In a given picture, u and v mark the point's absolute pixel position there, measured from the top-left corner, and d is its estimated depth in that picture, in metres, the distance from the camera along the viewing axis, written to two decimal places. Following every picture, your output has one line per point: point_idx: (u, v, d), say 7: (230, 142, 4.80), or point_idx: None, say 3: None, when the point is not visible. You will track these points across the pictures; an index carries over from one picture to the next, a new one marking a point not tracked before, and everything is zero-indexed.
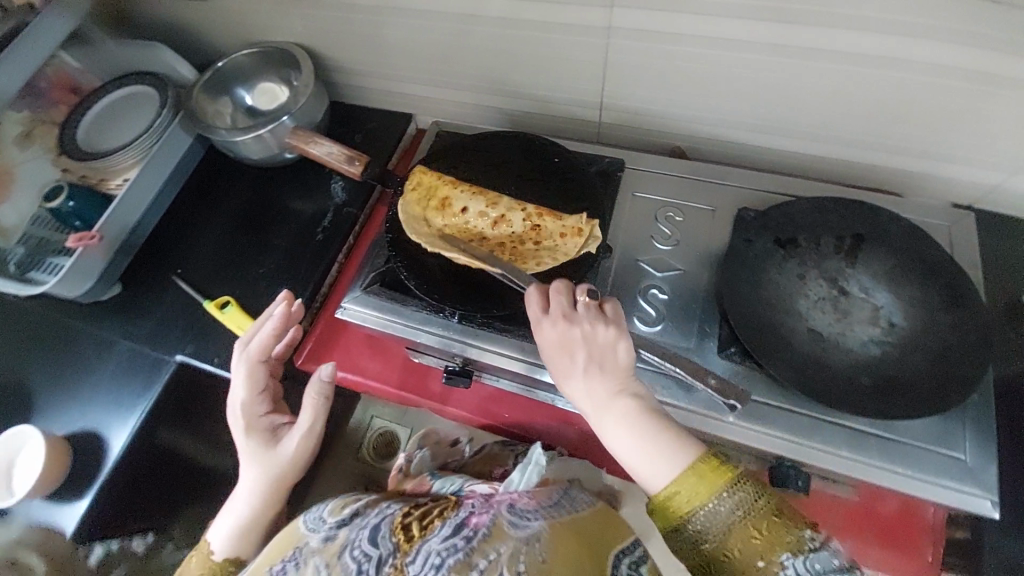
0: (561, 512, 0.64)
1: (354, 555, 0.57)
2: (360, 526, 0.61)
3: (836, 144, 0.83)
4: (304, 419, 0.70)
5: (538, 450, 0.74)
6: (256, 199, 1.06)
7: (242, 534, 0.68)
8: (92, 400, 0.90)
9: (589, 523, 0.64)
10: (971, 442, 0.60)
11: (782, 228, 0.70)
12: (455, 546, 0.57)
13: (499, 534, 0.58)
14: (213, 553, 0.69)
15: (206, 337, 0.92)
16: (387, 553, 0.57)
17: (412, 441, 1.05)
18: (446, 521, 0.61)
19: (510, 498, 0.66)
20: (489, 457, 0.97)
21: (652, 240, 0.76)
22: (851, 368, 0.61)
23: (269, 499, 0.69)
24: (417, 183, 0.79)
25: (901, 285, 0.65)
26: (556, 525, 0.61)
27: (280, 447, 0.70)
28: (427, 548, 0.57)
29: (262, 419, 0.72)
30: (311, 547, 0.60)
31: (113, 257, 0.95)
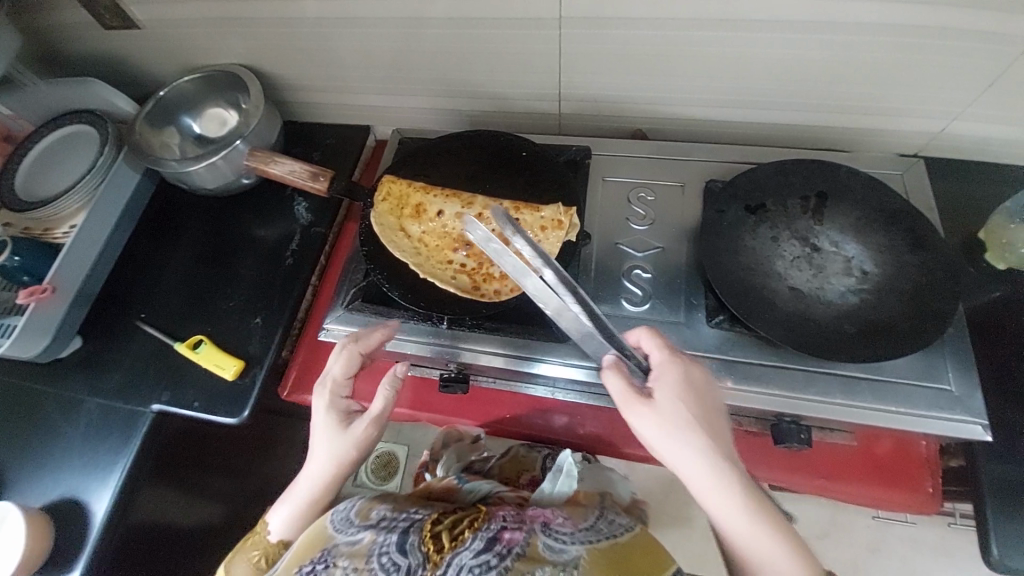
0: (600, 535, 0.64)
1: (382, 561, 0.55)
2: (389, 528, 0.59)
3: (785, 110, 0.88)
4: (374, 404, 0.62)
5: (570, 461, 0.79)
6: (219, 230, 1.02)
7: (301, 518, 0.64)
8: (64, 465, 0.84)
9: (634, 547, 0.62)
10: (954, 372, 0.63)
11: (750, 195, 0.72)
12: (488, 563, 0.55)
13: (535, 557, 0.58)
14: (270, 533, 0.65)
15: (183, 380, 0.88)
16: (417, 564, 0.55)
17: (436, 435, 0.96)
18: (477, 533, 0.59)
19: (544, 518, 0.65)
20: (516, 460, 0.94)
21: (628, 221, 0.77)
22: (835, 319, 0.63)
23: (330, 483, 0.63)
24: (388, 192, 0.76)
25: (868, 235, 0.68)
26: (595, 551, 0.59)
27: (349, 433, 0.62)
28: (459, 562, 0.55)
29: (342, 400, 0.65)
30: (339, 549, 0.57)
31: (69, 309, 0.90)
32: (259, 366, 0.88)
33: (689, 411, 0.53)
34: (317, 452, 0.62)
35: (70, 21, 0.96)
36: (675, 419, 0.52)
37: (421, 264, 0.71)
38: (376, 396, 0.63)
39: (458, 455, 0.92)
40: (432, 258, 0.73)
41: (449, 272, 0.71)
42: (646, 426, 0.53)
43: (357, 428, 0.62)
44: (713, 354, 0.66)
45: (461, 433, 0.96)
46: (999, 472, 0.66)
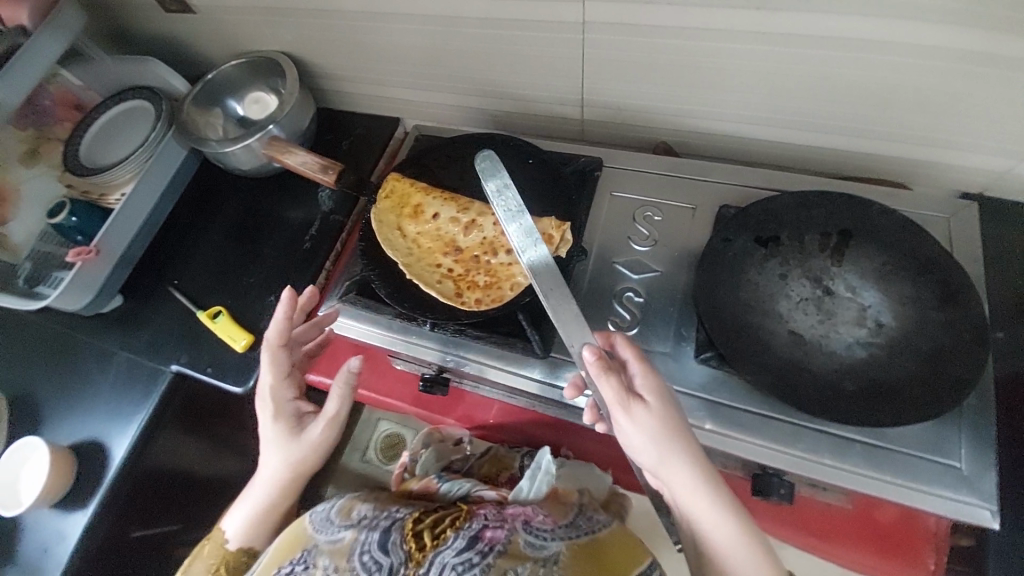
0: (578, 531, 0.66)
1: (364, 560, 0.60)
2: (370, 527, 0.63)
3: (825, 133, 0.80)
4: (329, 409, 0.67)
5: (548, 458, 0.78)
6: (248, 209, 1.08)
7: (253, 523, 0.69)
8: (95, 410, 0.94)
9: (610, 544, 0.65)
10: (967, 449, 0.56)
11: (762, 226, 0.66)
12: (471, 561, 0.59)
13: (516, 554, 0.61)
14: (227, 542, 0.69)
15: (199, 346, 0.95)
16: (398, 563, 0.59)
17: (416, 437, 0.95)
18: (459, 531, 0.62)
19: (524, 514, 0.66)
20: (496, 459, 0.91)
21: (630, 241, 0.74)
22: (836, 374, 0.58)
23: (287, 487, 0.68)
24: (390, 190, 0.77)
25: (892, 284, 0.61)
26: (574, 546, 0.64)
27: (303, 437, 0.67)
28: (441, 561, 0.59)
29: (289, 404, 0.70)
30: (320, 548, 0.62)
31: (114, 270, 0.99)
32: None
33: (666, 417, 0.55)
34: (270, 455, 0.68)
35: (134, 2, 1.03)
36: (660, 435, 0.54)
37: (412, 265, 0.72)
38: (329, 400, 0.68)
39: (439, 455, 0.90)
40: (422, 261, 0.73)
41: (437, 276, 0.71)
42: (641, 427, 0.54)
43: (312, 431, 0.67)
44: (697, 393, 0.63)
45: (444, 435, 0.94)
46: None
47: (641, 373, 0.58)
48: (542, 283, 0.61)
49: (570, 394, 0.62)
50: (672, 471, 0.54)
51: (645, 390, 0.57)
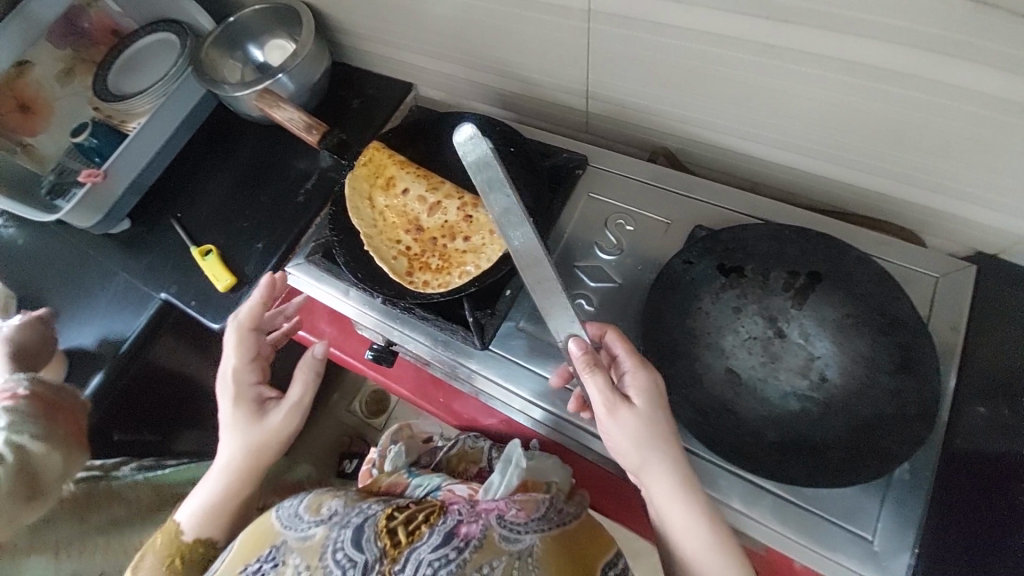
0: (550, 524, 0.62)
1: (338, 558, 0.55)
2: (342, 523, 0.58)
3: (836, 164, 0.74)
4: (291, 396, 0.68)
5: (517, 450, 0.74)
6: (254, 153, 1.10)
7: (210, 511, 0.68)
8: (93, 317, 1.01)
9: (580, 532, 0.63)
10: (885, 523, 0.53)
11: (729, 253, 0.63)
12: (447, 557, 0.55)
13: (493, 548, 0.56)
14: (184, 533, 0.68)
15: (188, 279, 1.00)
16: (373, 560, 0.55)
17: (384, 435, 0.91)
18: (434, 527, 0.58)
19: (498, 509, 0.62)
20: (462, 453, 0.85)
21: (595, 246, 0.71)
22: (761, 421, 0.56)
23: (245, 473, 0.68)
24: (369, 159, 0.77)
25: (849, 338, 0.57)
26: (548, 538, 0.60)
27: (263, 421, 0.68)
28: (417, 557, 0.55)
29: (250, 389, 0.69)
30: (289, 545, 0.57)
31: (122, 195, 1.03)
32: (249, 286, 0.97)
33: (648, 435, 0.53)
34: (229, 439, 0.68)
35: None
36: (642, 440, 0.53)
37: (373, 237, 0.73)
38: (295, 384, 0.68)
39: (408, 450, 0.88)
40: (384, 234, 0.74)
41: (393, 251, 0.72)
42: (628, 430, 0.53)
43: (274, 415, 0.68)
44: None
45: (413, 433, 0.93)
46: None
47: (633, 371, 0.55)
48: (520, 253, 0.57)
49: (558, 382, 0.64)
50: (651, 482, 0.54)
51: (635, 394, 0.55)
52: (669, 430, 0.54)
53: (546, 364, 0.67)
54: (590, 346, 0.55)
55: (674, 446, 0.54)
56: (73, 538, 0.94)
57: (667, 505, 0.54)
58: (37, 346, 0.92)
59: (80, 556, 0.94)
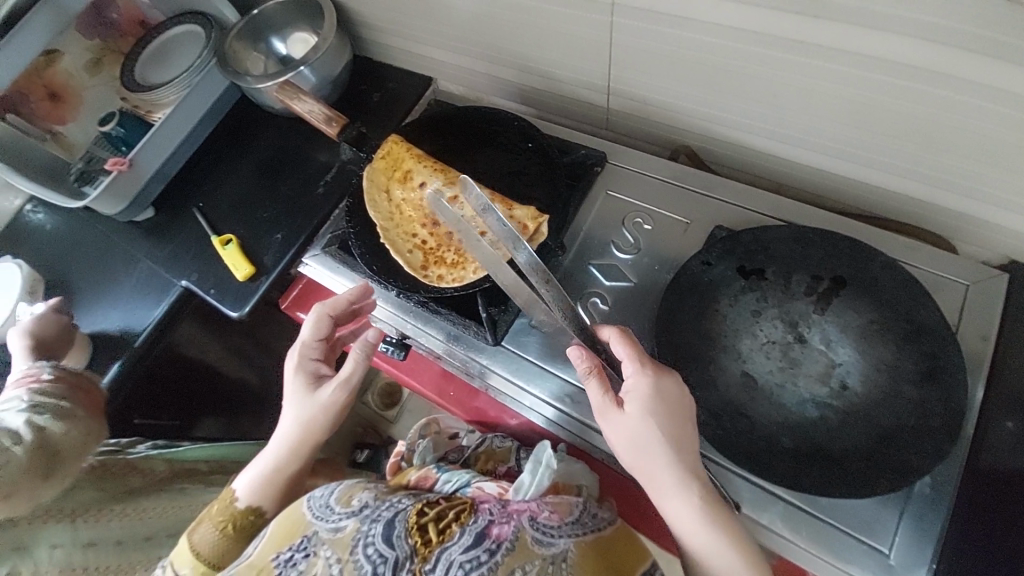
0: (585, 528, 0.61)
1: (367, 553, 0.54)
2: (373, 518, 0.57)
3: (864, 165, 0.72)
4: (344, 371, 0.65)
5: (549, 453, 0.68)
6: (275, 146, 1.11)
7: (264, 480, 0.66)
8: (116, 303, 1.04)
9: (615, 540, 0.61)
10: (901, 538, 0.52)
11: (750, 255, 0.62)
12: (478, 559, 0.53)
13: (524, 552, 0.55)
14: (236, 499, 0.66)
15: (209, 267, 1.02)
16: (403, 557, 0.53)
17: (412, 429, 0.92)
18: (465, 527, 0.56)
19: (530, 510, 0.61)
20: (487, 452, 0.81)
21: (612, 245, 0.70)
22: (775, 427, 0.54)
23: (299, 447, 0.66)
24: (387, 151, 0.77)
25: (870, 345, 0.56)
26: (582, 543, 0.59)
27: (315, 395, 0.66)
28: (448, 557, 0.53)
29: (310, 363, 0.68)
30: (320, 537, 0.57)
31: (146, 184, 1.05)
32: (266, 276, 0.98)
33: (661, 431, 0.52)
34: (289, 412, 0.67)
35: None
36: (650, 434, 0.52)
37: (388, 229, 0.73)
38: (346, 362, 0.66)
39: (435, 445, 0.87)
40: (399, 227, 0.74)
41: (409, 245, 0.72)
42: (616, 432, 0.53)
43: (325, 390, 0.66)
44: None
45: (440, 428, 0.92)
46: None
47: (636, 374, 0.54)
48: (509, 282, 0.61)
49: None
50: (660, 484, 0.52)
51: (642, 397, 0.53)
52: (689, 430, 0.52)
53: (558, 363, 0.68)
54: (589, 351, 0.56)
55: (681, 451, 0.52)
56: (94, 503, 0.79)
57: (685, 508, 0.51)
58: (55, 337, 0.94)
59: (99, 523, 0.80)
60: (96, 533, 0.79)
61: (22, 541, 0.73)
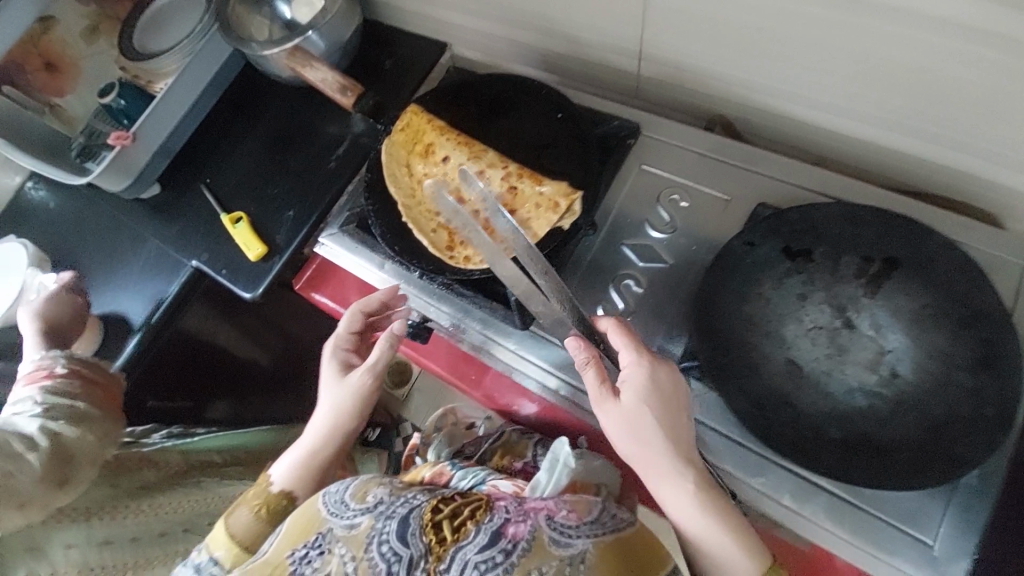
0: (604, 528, 0.56)
1: (383, 551, 0.53)
2: (387, 515, 0.55)
3: (924, 139, 0.66)
4: (372, 357, 0.65)
5: (566, 450, 0.67)
6: (283, 117, 1.06)
7: (299, 464, 0.65)
8: (127, 284, 1.01)
9: (635, 538, 0.56)
10: (947, 529, 0.51)
11: (796, 235, 0.58)
12: (493, 560, 0.52)
13: (540, 553, 0.53)
14: (272, 484, 0.65)
15: (219, 246, 0.98)
16: (418, 555, 0.52)
17: (430, 421, 0.97)
18: (481, 525, 0.54)
19: (547, 508, 0.56)
20: (505, 445, 0.81)
21: (646, 223, 0.67)
22: (822, 417, 0.52)
23: (334, 434, 0.66)
24: (407, 123, 0.73)
25: (924, 331, 0.53)
26: (601, 544, 0.54)
27: (346, 379, 0.67)
28: (464, 557, 0.52)
29: (343, 351, 0.69)
30: (335, 534, 0.55)
31: (152, 159, 1.01)
32: (279, 255, 0.95)
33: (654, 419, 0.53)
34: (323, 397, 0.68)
35: None
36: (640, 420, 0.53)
37: (411, 207, 0.70)
38: (375, 346, 0.66)
39: (449, 440, 0.90)
40: (422, 205, 0.70)
41: (433, 223, 0.69)
42: (611, 424, 0.54)
43: (355, 375, 0.66)
44: None
45: (456, 419, 0.97)
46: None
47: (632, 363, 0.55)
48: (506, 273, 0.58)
49: None
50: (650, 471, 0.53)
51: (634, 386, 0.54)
52: (679, 419, 0.54)
53: None
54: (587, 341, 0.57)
55: (677, 441, 0.53)
56: (108, 501, 0.78)
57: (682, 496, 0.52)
58: (67, 322, 0.92)
59: (114, 521, 0.79)
60: (111, 532, 0.78)
61: (37, 543, 0.73)
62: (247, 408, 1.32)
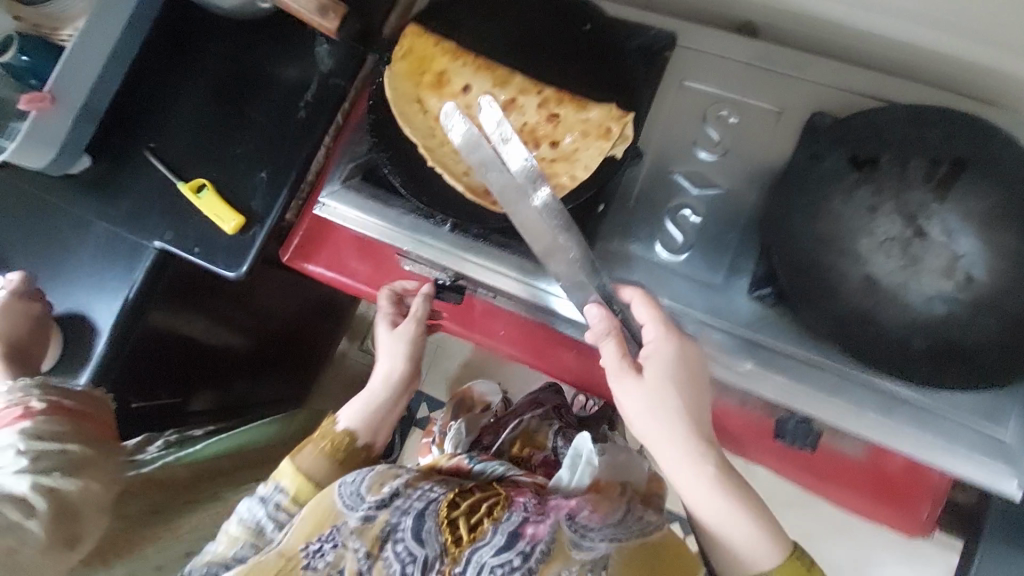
0: (626, 533, 0.60)
1: (396, 549, 0.56)
2: (403, 510, 0.57)
3: (1002, 49, 0.57)
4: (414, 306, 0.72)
5: (590, 447, 0.64)
6: (227, 58, 0.89)
7: (366, 406, 0.70)
8: (79, 279, 0.86)
9: (660, 549, 0.61)
10: (1018, 420, 0.52)
11: (863, 143, 0.55)
12: (511, 563, 0.55)
13: (560, 557, 0.56)
14: (337, 424, 0.69)
15: (184, 223, 0.84)
16: (435, 555, 0.56)
17: (446, 409, 0.97)
18: (498, 525, 0.57)
19: (569, 505, 0.59)
20: (526, 433, 0.84)
21: (695, 146, 0.61)
22: (907, 329, 0.51)
23: (392, 379, 0.73)
24: (409, 49, 0.62)
25: (992, 233, 0.51)
26: (624, 549, 0.59)
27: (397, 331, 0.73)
28: (478, 560, 0.55)
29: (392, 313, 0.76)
30: (348, 528, 0.57)
31: (76, 125, 0.83)
32: (260, 225, 0.83)
33: (674, 396, 0.52)
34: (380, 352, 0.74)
35: None
36: (658, 396, 0.52)
37: (434, 150, 0.60)
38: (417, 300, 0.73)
39: (469, 426, 0.90)
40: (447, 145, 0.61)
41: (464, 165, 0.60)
42: (630, 399, 0.53)
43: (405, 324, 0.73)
44: (738, 330, 0.57)
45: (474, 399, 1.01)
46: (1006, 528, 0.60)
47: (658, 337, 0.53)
48: (526, 227, 0.52)
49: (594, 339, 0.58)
50: (662, 449, 0.53)
51: (652, 362, 0.53)
52: (697, 396, 0.53)
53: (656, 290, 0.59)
54: (610, 312, 0.53)
55: (695, 415, 0.53)
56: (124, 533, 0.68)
57: (690, 472, 0.53)
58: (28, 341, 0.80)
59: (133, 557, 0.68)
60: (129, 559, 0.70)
61: None
62: (233, 396, 1.17)
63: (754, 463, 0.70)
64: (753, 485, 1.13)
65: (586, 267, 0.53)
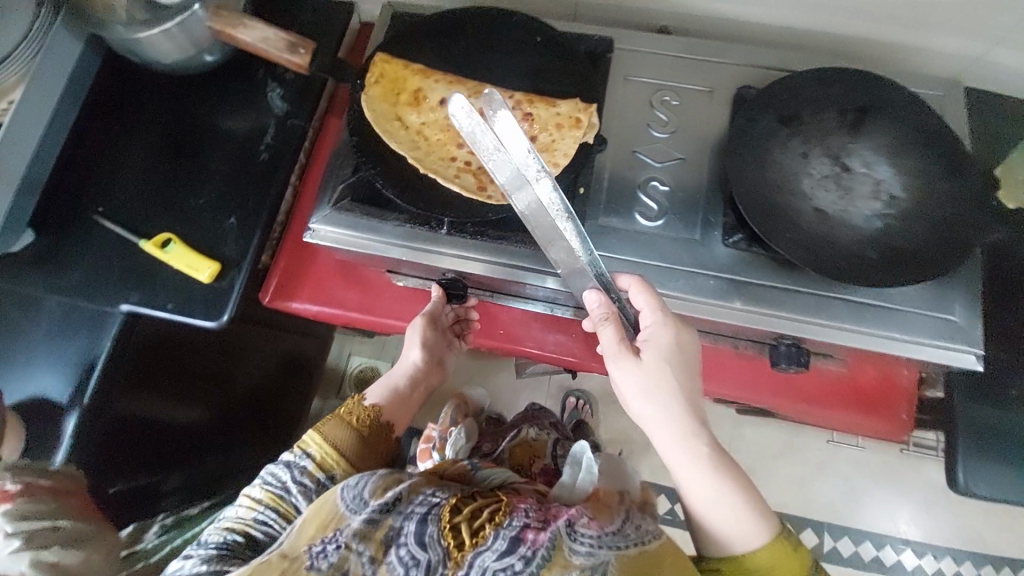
0: (627, 541, 0.50)
1: (399, 554, 0.47)
2: (405, 514, 0.49)
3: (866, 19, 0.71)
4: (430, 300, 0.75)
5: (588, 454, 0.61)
6: (175, 115, 0.88)
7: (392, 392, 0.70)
8: (35, 361, 0.78)
9: (662, 556, 0.50)
10: (961, 305, 0.63)
11: (785, 104, 0.65)
12: (514, 568, 0.46)
13: (560, 563, 0.47)
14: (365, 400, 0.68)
15: (151, 282, 0.80)
16: (438, 560, 0.47)
17: (443, 415, 0.96)
18: (500, 530, 0.48)
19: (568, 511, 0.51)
20: (525, 445, 0.81)
21: (649, 127, 0.69)
22: (859, 245, 0.60)
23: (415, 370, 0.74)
24: (381, 73, 0.67)
25: (902, 156, 0.63)
26: (624, 557, 0.49)
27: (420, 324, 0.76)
28: (481, 564, 0.47)
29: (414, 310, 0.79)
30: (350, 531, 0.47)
31: (17, 198, 0.77)
32: (236, 269, 0.81)
33: (668, 377, 0.54)
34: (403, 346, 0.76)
35: None
36: (654, 377, 0.54)
37: (422, 159, 0.64)
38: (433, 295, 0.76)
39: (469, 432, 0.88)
40: (431, 154, 0.66)
41: (453, 170, 0.64)
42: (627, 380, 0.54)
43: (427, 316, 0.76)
44: (723, 274, 0.64)
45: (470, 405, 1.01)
46: (973, 412, 0.69)
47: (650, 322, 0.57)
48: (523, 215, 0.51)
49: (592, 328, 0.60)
50: (656, 430, 0.54)
51: (648, 346, 0.55)
52: (687, 381, 0.55)
53: (643, 253, 0.65)
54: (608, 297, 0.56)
55: (687, 396, 0.54)
56: None
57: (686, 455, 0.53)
58: None
59: None
60: None
61: None
62: (206, 471, 1.05)
63: (756, 402, 0.76)
64: (745, 446, 1.21)
65: (586, 255, 0.54)
